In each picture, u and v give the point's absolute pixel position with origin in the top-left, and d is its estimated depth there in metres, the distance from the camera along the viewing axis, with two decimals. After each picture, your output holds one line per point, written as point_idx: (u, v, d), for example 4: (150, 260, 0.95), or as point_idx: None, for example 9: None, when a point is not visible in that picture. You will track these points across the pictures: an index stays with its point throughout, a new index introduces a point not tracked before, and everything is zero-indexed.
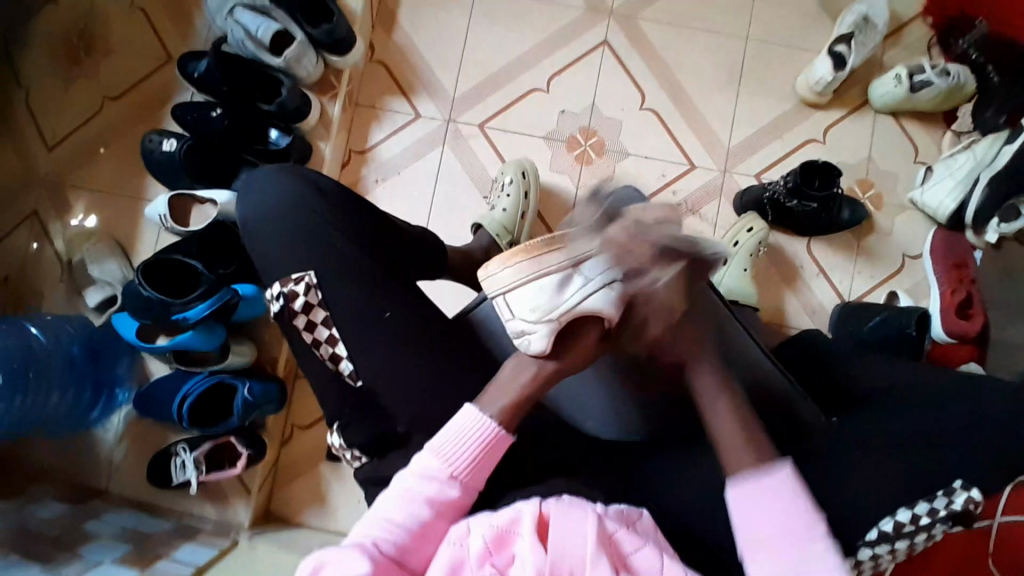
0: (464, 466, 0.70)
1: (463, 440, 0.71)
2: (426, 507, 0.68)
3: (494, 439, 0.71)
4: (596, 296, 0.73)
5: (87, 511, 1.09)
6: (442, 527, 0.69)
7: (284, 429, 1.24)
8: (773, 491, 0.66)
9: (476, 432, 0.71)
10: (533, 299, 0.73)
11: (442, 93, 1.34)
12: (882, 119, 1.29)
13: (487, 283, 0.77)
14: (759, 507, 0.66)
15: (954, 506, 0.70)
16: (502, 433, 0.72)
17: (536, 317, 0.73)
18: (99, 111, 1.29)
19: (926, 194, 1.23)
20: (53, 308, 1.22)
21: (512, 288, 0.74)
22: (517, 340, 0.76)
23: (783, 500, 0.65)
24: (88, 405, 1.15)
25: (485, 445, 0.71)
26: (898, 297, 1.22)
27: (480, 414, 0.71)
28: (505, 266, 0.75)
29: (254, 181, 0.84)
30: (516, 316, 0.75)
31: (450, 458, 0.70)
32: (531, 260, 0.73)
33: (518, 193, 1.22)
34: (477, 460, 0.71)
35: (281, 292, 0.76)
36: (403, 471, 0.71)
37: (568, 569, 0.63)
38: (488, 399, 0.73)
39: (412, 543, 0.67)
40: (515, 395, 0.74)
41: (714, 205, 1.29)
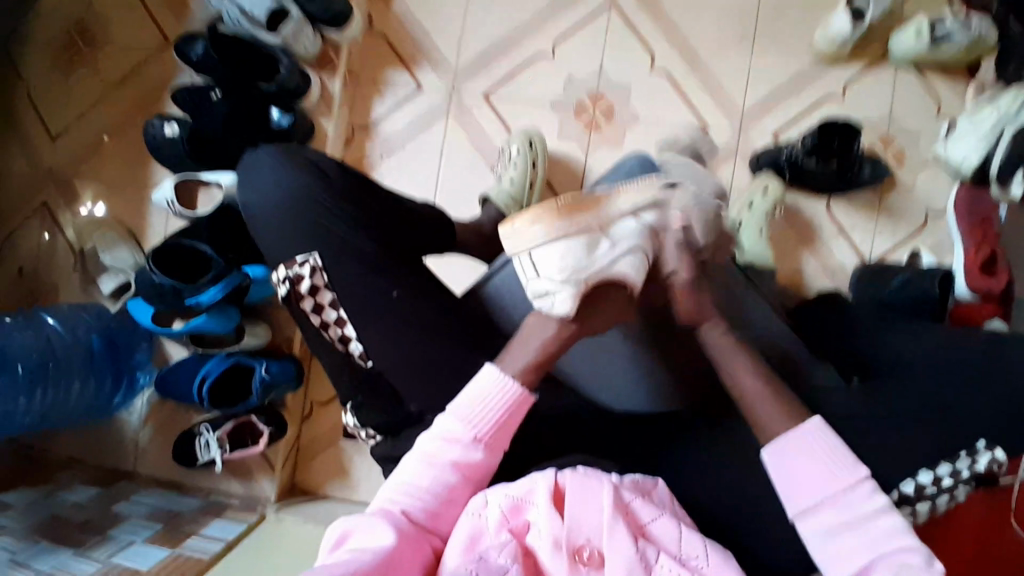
0: (488, 431, 0.68)
1: (486, 400, 0.69)
2: (450, 473, 0.67)
3: (517, 399, 0.69)
4: (624, 261, 0.69)
5: (116, 494, 1.12)
6: (468, 493, 0.68)
7: (305, 406, 1.23)
8: (817, 457, 0.63)
9: (499, 393, 0.69)
10: (560, 257, 0.69)
11: (444, 64, 1.30)
12: (903, 72, 1.24)
13: (509, 240, 0.73)
14: (802, 472, 0.63)
15: (978, 468, 0.68)
16: (523, 394, 0.70)
17: (562, 278, 0.70)
18: (100, 98, 1.28)
19: (951, 147, 1.18)
20: (70, 297, 1.24)
21: (538, 247, 0.70)
22: (537, 301, 0.72)
23: (826, 466, 0.63)
24: (110, 392, 1.17)
25: (508, 406, 0.69)
26: (922, 257, 1.18)
27: (501, 373, 0.70)
28: (529, 222, 0.71)
29: (255, 166, 0.82)
30: (540, 273, 0.71)
31: (472, 421, 0.68)
32: (561, 219, 0.70)
33: (525, 164, 1.19)
34: (500, 421, 0.69)
35: (287, 276, 0.76)
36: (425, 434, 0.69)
37: (584, 537, 0.63)
38: (508, 356, 0.72)
39: (438, 509, 0.66)
40: (536, 350, 0.71)
41: (728, 168, 1.25)
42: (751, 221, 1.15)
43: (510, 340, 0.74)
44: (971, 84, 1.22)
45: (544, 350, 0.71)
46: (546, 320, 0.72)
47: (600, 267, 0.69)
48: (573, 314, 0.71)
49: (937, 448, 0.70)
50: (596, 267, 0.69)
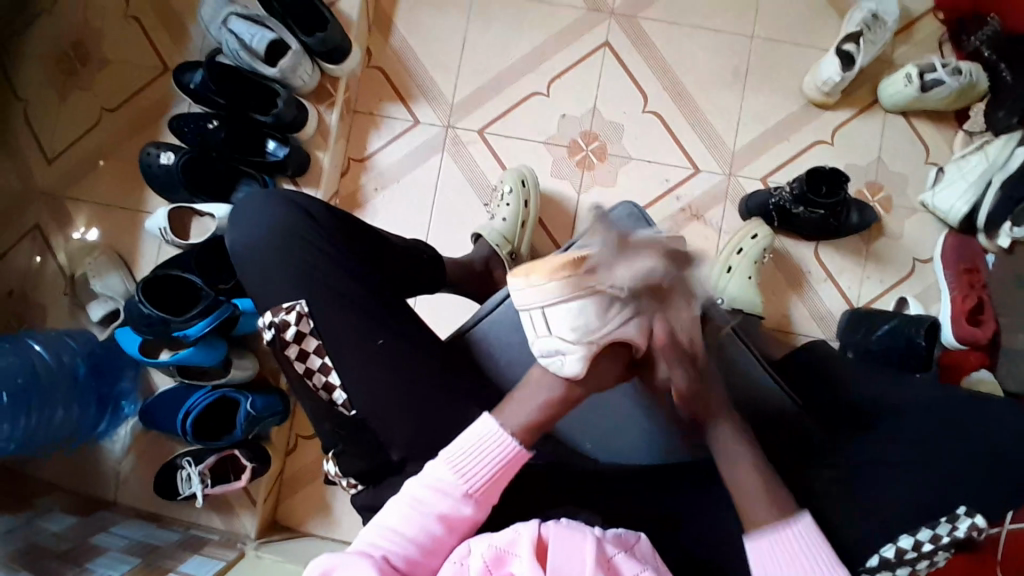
0: (480, 483, 0.69)
1: (482, 452, 0.69)
2: (436, 521, 0.67)
3: (513, 454, 0.70)
4: (631, 324, 0.69)
5: (95, 525, 1.11)
6: (451, 544, 0.67)
7: (288, 440, 1.26)
8: (799, 555, 0.66)
9: (496, 445, 0.69)
10: (572, 317, 0.68)
11: (441, 98, 1.31)
12: (891, 119, 1.26)
13: (521, 292, 0.71)
14: (784, 571, 0.66)
15: (958, 532, 0.69)
16: (520, 450, 0.70)
17: (575, 339, 0.69)
18: (97, 123, 1.29)
19: (938, 197, 1.20)
20: (57, 322, 1.24)
21: (551, 307, 0.69)
22: (545, 360, 0.72)
23: (806, 564, 0.66)
24: (93, 421, 1.17)
25: (502, 462, 0.69)
26: (908, 304, 1.19)
27: (500, 428, 0.70)
28: (544, 278, 0.69)
29: (244, 205, 0.83)
30: (552, 332, 0.70)
31: (464, 472, 0.68)
32: (573, 278, 0.68)
33: (518, 202, 1.20)
34: (493, 477, 0.69)
35: (273, 322, 0.76)
36: (414, 479, 0.69)
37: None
38: (509, 409, 0.71)
39: (420, 559, 0.65)
40: (540, 407, 0.71)
41: (719, 210, 1.26)
42: (739, 266, 1.17)
43: (512, 392, 0.74)
44: (960, 132, 1.24)
45: (548, 407, 0.72)
46: (551, 377, 0.72)
47: (610, 329, 0.69)
48: (582, 375, 0.71)
49: (916, 512, 0.71)
50: (609, 329, 0.69)
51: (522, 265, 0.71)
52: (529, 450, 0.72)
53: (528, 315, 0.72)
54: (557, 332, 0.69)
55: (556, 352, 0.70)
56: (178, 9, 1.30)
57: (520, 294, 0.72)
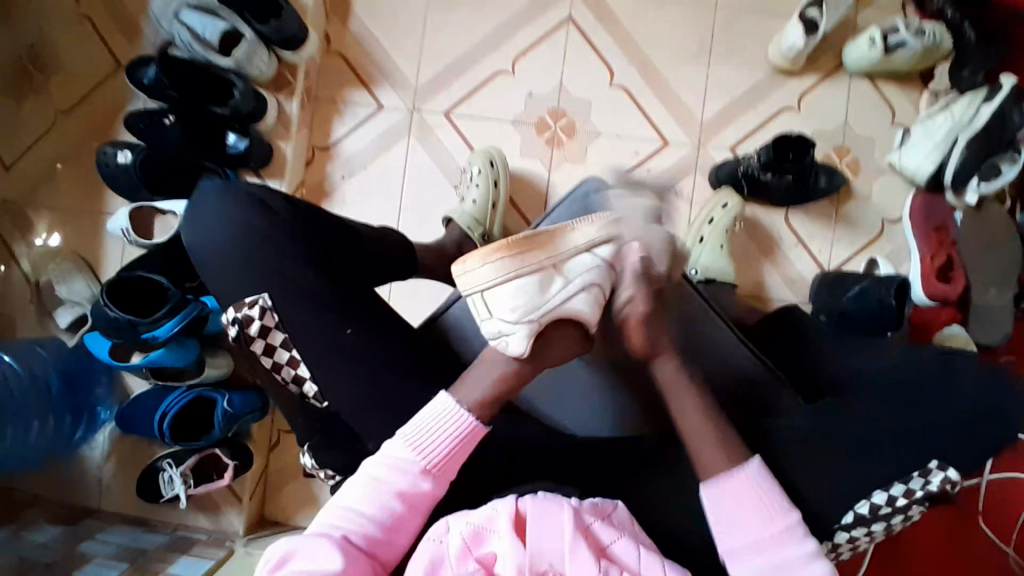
0: (438, 459, 0.68)
1: (439, 429, 0.69)
2: (395, 499, 0.67)
3: (470, 430, 0.69)
4: (578, 298, 0.69)
5: (80, 533, 1.10)
6: (414, 521, 0.68)
7: (272, 435, 1.25)
8: (747, 496, 0.66)
9: (452, 422, 0.69)
10: (511, 297, 0.69)
11: (405, 83, 1.29)
12: (857, 82, 1.26)
13: (461, 280, 0.72)
14: (733, 510, 0.66)
15: (931, 486, 0.71)
16: (477, 425, 0.70)
17: (516, 318, 0.69)
18: (52, 126, 1.25)
19: (904, 157, 1.21)
20: (25, 332, 1.21)
21: (490, 289, 0.69)
22: (493, 341, 0.72)
23: (755, 504, 0.65)
24: (70, 429, 1.15)
25: (460, 438, 0.69)
26: (878, 264, 1.20)
27: (455, 403, 0.69)
28: (478, 262, 0.70)
29: (199, 200, 0.81)
30: (492, 315, 0.70)
31: (422, 450, 0.68)
32: (510, 258, 0.69)
33: (487, 183, 1.19)
34: (450, 452, 0.69)
35: (236, 318, 0.75)
36: (371, 459, 0.68)
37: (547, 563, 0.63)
38: (464, 385, 0.71)
39: (381, 537, 0.66)
40: (494, 381, 0.71)
41: (690, 181, 1.26)
42: (711, 237, 1.17)
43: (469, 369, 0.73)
44: (925, 92, 1.25)
45: (501, 382, 0.71)
46: (500, 355, 0.72)
47: (553, 305, 0.69)
48: (527, 353, 0.71)
49: (891, 468, 0.71)
50: (552, 307, 0.69)
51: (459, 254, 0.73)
52: (486, 426, 0.71)
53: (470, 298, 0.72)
54: (494, 315, 0.70)
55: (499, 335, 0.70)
56: (128, 2, 1.26)
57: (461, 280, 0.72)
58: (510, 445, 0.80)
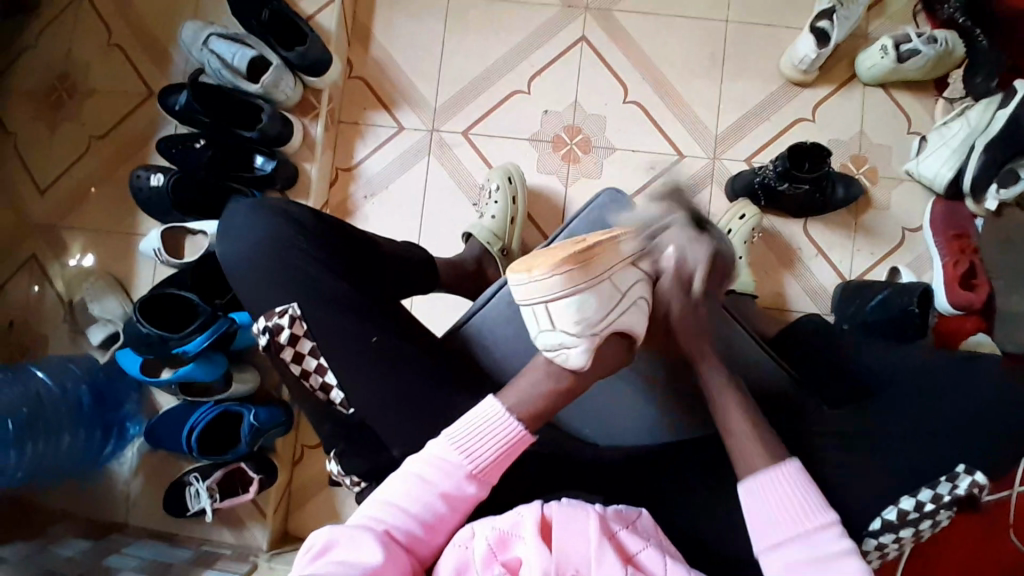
0: (484, 463, 0.69)
1: (487, 430, 0.70)
2: (438, 499, 0.67)
3: (516, 438, 0.70)
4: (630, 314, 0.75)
5: (108, 547, 1.12)
6: (455, 521, 0.68)
7: (295, 450, 1.27)
8: (789, 491, 0.67)
9: (501, 427, 0.70)
10: (575, 310, 0.72)
11: (424, 104, 1.33)
12: (871, 92, 1.27)
13: (524, 288, 0.74)
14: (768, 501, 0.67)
15: (958, 490, 0.70)
16: (523, 433, 0.71)
17: (580, 331, 0.73)
18: (87, 151, 1.31)
19: (922, 166, 1.21)
20: (57, 349, 1.24)
21: (554, 301, 0.73)
22: (549, 353, 0.74)
23: (799, 500, 0.66)
24: (100, 444, 1.18)
25: (506, 442, 0.70)
26: (900, 273, 1.19)
27: (501, 409, 0.71)
28: (545, 272, 0.72)
29: (231, 215, 0.85)
30: (556, 326, 0.73)
31: (469, 451, 0.69)
32: (576, 273, 0.72)
33: (505, 199, 1.21)
34: (497, 458, 0.70)
35: (266, 327, 0.77)
36: (417, 458, 0.69)
37: (573, 567, 0.63)
38: (513, 394, 0.73)
39: (421, 534, 0.66)
40: (546, 393, 0.73)
41: (706, 193, 1.27)
42: None
43: (516, 378, 0.75)
44: (939, 100, 1.25)
45: (555, 395, 0.73)
46: (556, 369, 0.74)
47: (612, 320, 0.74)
48: (585, 366, 0.74)
49: (912, 476, 0.72)
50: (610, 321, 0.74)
51: (521, 261, 0.74)
52: (532, 435, 0.72)
53: (531, 309, 0.74)
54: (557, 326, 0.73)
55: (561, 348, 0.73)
56: (160, 33, 1.32)
57: (519, 290, 0.74)
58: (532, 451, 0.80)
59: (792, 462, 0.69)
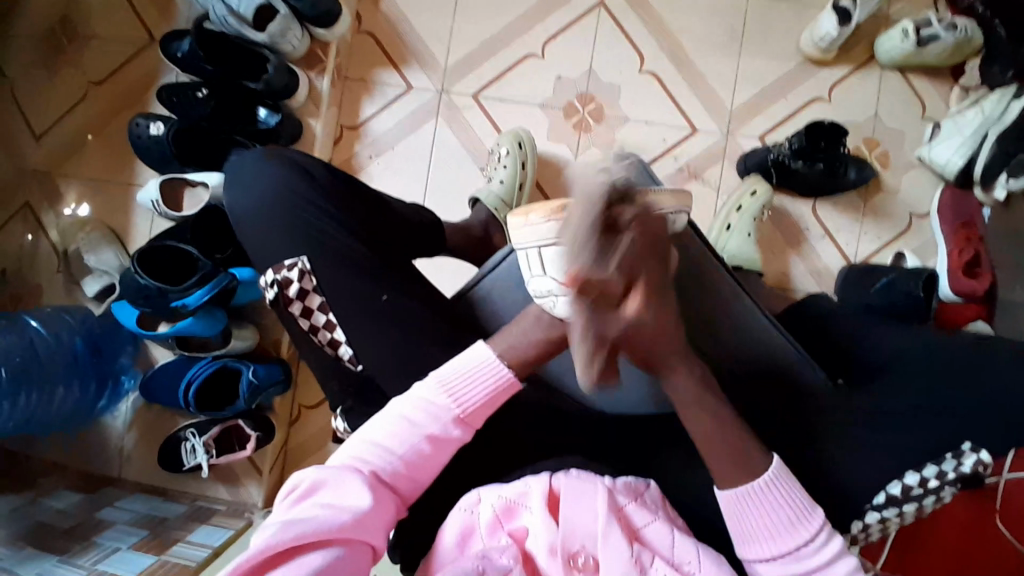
0: (470, 406, 0.68)
1: (472, 373, 0.69)
2: (423, 441, 0.67)
3: (501, 381, 0.69)
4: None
5: (102, 499, 1.12)
6: (435, 462, 0.68)
7: (291, 410, 1.26)
8: (771, 508, 0.65)
9: (488, 371, 0.69)
10: (565, 259, 0.61)
11: (434, 64, 1.29)
12: (889, 74, 1.25)
13: (520, 233, 0.65)
14: (756, 520, 0.65)
15: (963, 468, 0.72)
16: (512, 379, 0.70)
17: (565, 281, 0.63)
18: (84, 97, 1.26)
19: (934, 151, 1.20)
20: (52, 299, 1.22)
21: (547, 249, 0.62)
22: (539, 300, 0.68)
23: (779, 517, 0.65)
24: (95, 396, 1.16)
25: (492, 386, 0.69)
26: (906, 258, 1.18)
27: (491, 354, 0.70)
28: (543, 218, 0.63)
29: (239, 167, 0.82)
30: (547, 272, 0.63)
31: (454, 393, 0.68)
32: (574, 217, 0.60)
33: (515, 165, 1.19)
34: (484, 401, 0.69)
35: (275, 280, 0.76)
36: (402, 401, 0.68)
37: (579, 544, 0.64)
38: (502, 340, 0.71)
39: (405, 473, 0.67)
40: (534, 347, 0.70)
41: (716, 169, 1.26)
42: (738, 225, 1.16)
43: (511, 321, 0.73)
44: (956, 87, 1.24)
45: (539, 349, 0.70)
46: (546, 317, 0.69)
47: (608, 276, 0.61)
48: (572, 319, 0.67)
49: (908, 453, 0.74)
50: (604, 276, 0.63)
51: (521, 205, 0.66)
52: (521, 381, 0.71)
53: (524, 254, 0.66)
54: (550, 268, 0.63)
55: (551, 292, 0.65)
56: None
57: (517, 234, 0.67)
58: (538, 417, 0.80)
59: (772, 468, 0.66)
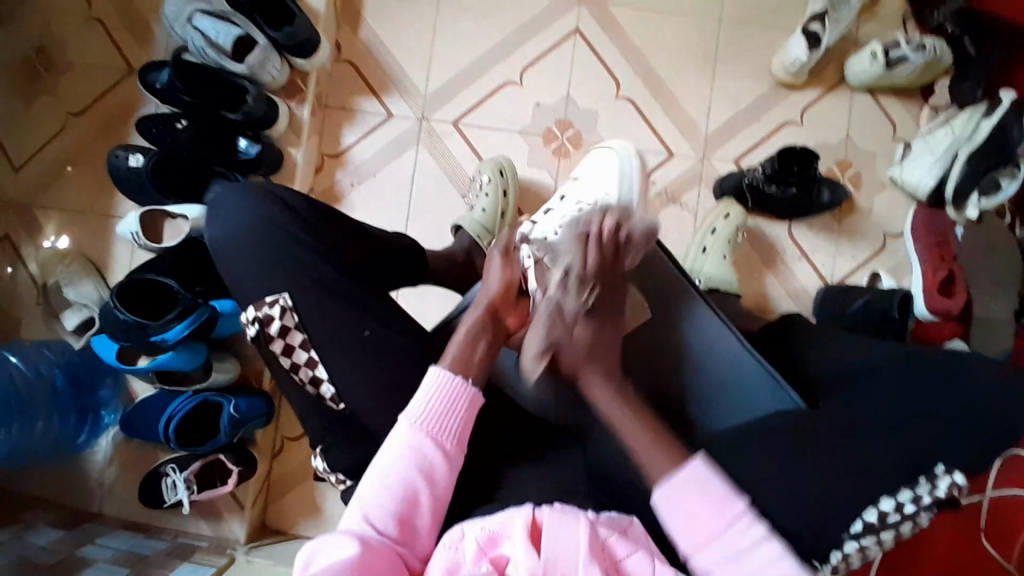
0: (440, 427, 0.71)
1: (433, 400, 0.72)
2: (414, 471, 0.69)
3: (460, 391, 0.73)
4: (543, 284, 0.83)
5: (83, 536, 1.10)
6: (431, 496, 0.69)
7: (275, 442, 1.26)
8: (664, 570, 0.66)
9: (449, 392, 0.73)
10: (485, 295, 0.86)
11: (413, 91, 1.31)
12: (859, 97, 1.28)
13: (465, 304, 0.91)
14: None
15: (938, 492, 0.66)
16: (471, 390, 0.74)
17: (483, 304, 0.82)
18: (63, 129, 1.26)
19: (905, 172, 1.22)
20: (31, 333, 1.21)
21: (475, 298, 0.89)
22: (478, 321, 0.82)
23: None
24: (75, 430, 1.15)
25: (456, 403, 0.72)
26: (881, 279, 1.22)
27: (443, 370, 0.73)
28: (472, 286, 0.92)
29: (218, 208, 0.82)
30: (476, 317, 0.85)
31: (425, 425, 0.71)
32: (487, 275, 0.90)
33: (496, 192, 1.20)
34: (455, 417, 0.72)
35: (255, 317, 0.75)
36: (380, 458, 0.70)
37: (561, 569, 0.61)
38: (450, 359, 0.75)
39: (405, 517, 0.67)
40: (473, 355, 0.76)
41: (695, 192, 1.27)
42: (714, 247, 1.18)
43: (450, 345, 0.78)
44: (926, 107, 1.27)
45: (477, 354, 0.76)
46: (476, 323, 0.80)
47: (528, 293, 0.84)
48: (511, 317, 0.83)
49: (904, 465, 0.67)
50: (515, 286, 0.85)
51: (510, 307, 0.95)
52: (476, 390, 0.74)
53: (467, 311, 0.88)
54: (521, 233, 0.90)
55: (511, 252, 0.88)
56: (141, 7, 1.27)
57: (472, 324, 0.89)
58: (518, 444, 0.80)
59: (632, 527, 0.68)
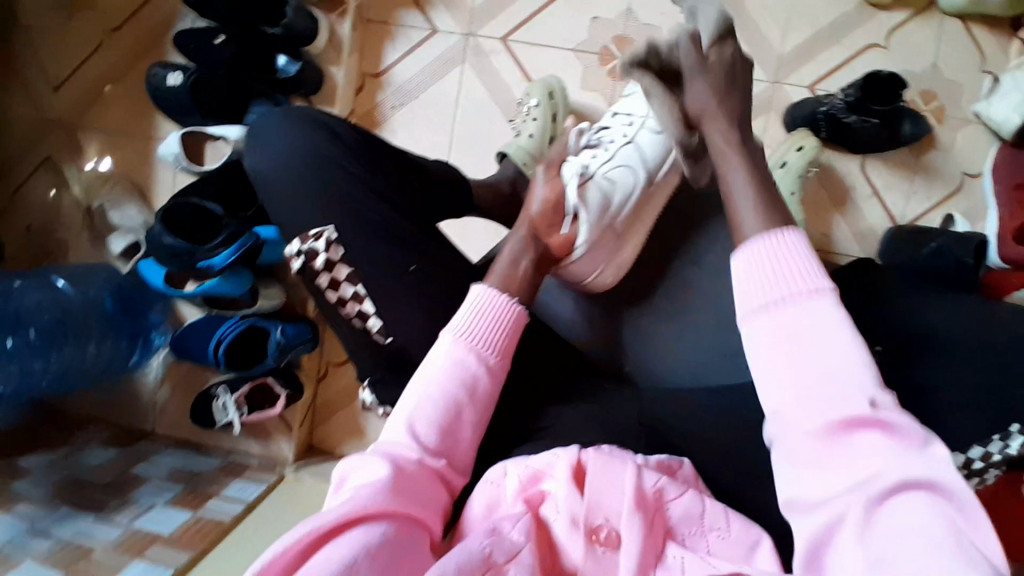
0: (485, 340, 0.66)
1: (476, 314, 0.66)
2: (457, 387, 0.63)
3: (501, 310, 0.67)
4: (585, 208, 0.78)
5: (136, 454, 1.17)
6: (473, 411, 0.64)
7: (319, 366, 1.26)
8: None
9: (492, 306, 0.67)
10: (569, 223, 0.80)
11: (460, 4, 1.21)
12: (949, 22, 1.14)
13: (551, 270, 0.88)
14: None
15: (1006, 448, 0.63)
16: (514, 307, 0.68)
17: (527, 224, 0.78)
18: (99, 46, 1.21)
19: (993, 107, 1.10)
20: (79, 256, 1.22)
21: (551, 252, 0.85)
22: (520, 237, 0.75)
23: None
24: (127, 351, 1.19)
25: (503, 319, 0.67)
26: (955, 221, 1.12)
27: (489, 290, 0.68)
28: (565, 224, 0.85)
29: (258, 132, 0.78)
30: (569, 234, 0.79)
31: (468, 338, 0.65)
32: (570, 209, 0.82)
33: (545, 117, 1.12)
34: (498, 332, 0.67)
35: (301, 250, 0.72)
36: (420, 372, 0.65)
37: (603, 517, 0.56)
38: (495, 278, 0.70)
39: (447, 439, 0.62)
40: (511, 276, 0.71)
41: (761, 121, 1.18)
42: (783, 182, 1.08)
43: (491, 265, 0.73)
44: (1016, 38, 1.12)
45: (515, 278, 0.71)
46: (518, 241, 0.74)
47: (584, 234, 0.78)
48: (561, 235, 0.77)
49: None
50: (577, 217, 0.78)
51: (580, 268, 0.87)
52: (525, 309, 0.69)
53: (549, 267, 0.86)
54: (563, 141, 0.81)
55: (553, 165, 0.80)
56: None
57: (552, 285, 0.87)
58: (564, 377, 0.77)
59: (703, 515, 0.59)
